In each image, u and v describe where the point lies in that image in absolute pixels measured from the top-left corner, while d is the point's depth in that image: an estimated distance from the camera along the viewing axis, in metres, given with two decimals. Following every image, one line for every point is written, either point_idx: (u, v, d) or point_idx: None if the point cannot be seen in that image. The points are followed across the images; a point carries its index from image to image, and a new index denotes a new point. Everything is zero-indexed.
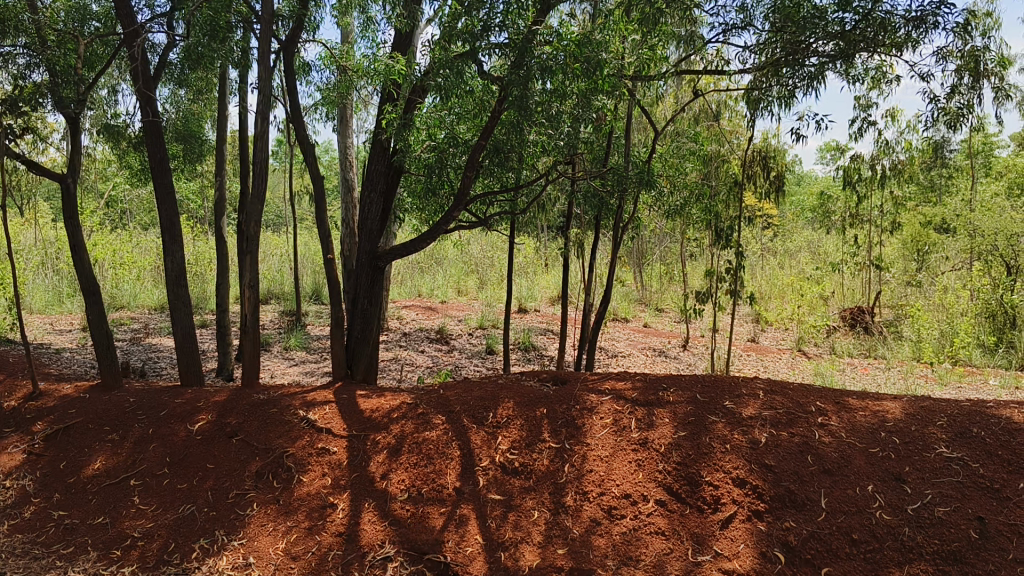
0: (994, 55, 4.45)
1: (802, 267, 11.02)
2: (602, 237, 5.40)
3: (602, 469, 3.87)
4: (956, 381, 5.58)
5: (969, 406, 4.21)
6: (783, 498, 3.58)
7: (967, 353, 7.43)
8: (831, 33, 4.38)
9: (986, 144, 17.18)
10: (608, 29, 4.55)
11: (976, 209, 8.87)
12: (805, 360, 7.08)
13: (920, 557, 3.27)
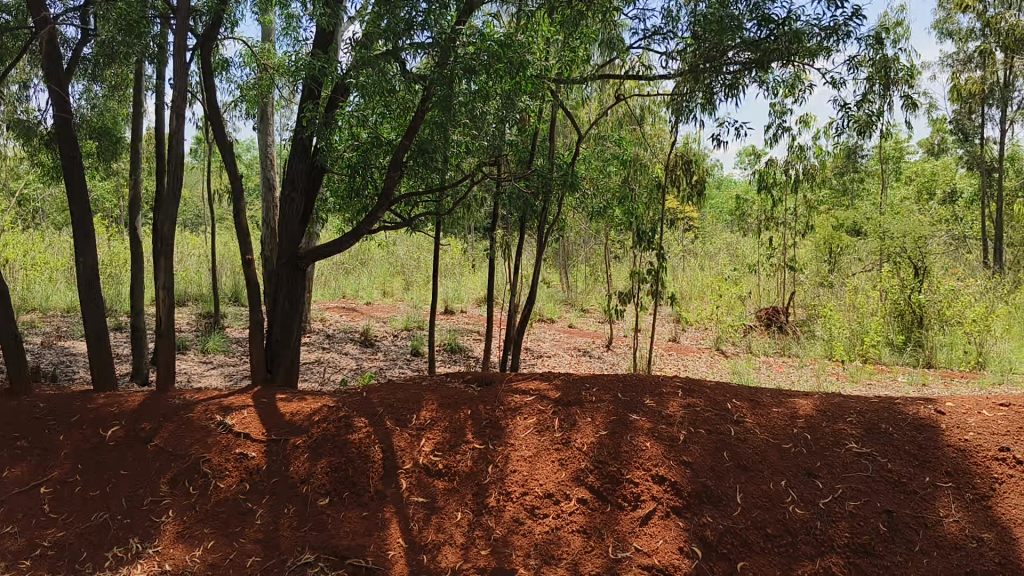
0: (901, 65, 4.63)
1: (721, 268, 11.27)
2: (526, 238, 5.41)
3: (524, 469, 3.88)
4: (867, 378, 5.78)
5: (878, 402, 4.36)
6: (701, 494, 3.65)
7: (877, 351, 7.71)
8: (748, 42, 4.49)
9: (895, 150, 17.85)
10: (531, 31, 4.57)
11: (886, 213, 9.20)
12: (723, 359, 7.24)
13: (831, 550, 3.39)
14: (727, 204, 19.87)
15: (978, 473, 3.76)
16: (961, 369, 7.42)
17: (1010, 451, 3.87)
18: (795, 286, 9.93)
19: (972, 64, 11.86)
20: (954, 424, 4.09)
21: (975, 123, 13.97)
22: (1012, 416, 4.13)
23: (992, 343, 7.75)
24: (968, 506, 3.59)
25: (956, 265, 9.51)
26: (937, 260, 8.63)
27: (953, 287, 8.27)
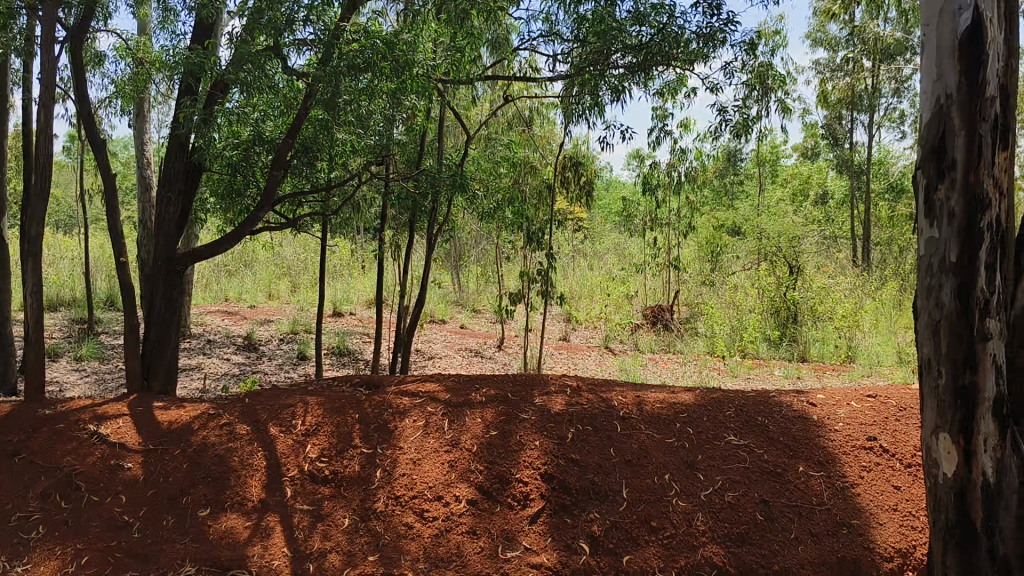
0: (777, 73, 4.81)
1: (609, 267, 11.49)
2: (415, 238, 5.36)
3: (413, 472, 3.84)
4: (746, 373, 5.99)
5: (755, 395, 4.52)
6: (588, 490, 3.71)
7: (755, 347, 8.01)
8: (630, 46, 4.58)
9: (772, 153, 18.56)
10: (417, 30, 4.52)
11: (763, 214, 9.56)
12: (611, 357, 7.37)
13: (712, 540, 3.49)
14: (614, 206, 20.28)
15: (847, 462, 3.95)
16: (831, 363, 7.80)
17: (875, 440, 4.08)
18: (680, 285, 10.19)
19: (840, 73, 12.49)
20: (825, 415, 4.28)
21: (843, 128, 14.71)
22: (878, 406, 4.35)
23: (860, 337, 8.19)
24: (838, 493, 3.78)
25: (827, 264, 10.00)
26: (810, 259, 9.06)
27: (825, 285, 8.69)
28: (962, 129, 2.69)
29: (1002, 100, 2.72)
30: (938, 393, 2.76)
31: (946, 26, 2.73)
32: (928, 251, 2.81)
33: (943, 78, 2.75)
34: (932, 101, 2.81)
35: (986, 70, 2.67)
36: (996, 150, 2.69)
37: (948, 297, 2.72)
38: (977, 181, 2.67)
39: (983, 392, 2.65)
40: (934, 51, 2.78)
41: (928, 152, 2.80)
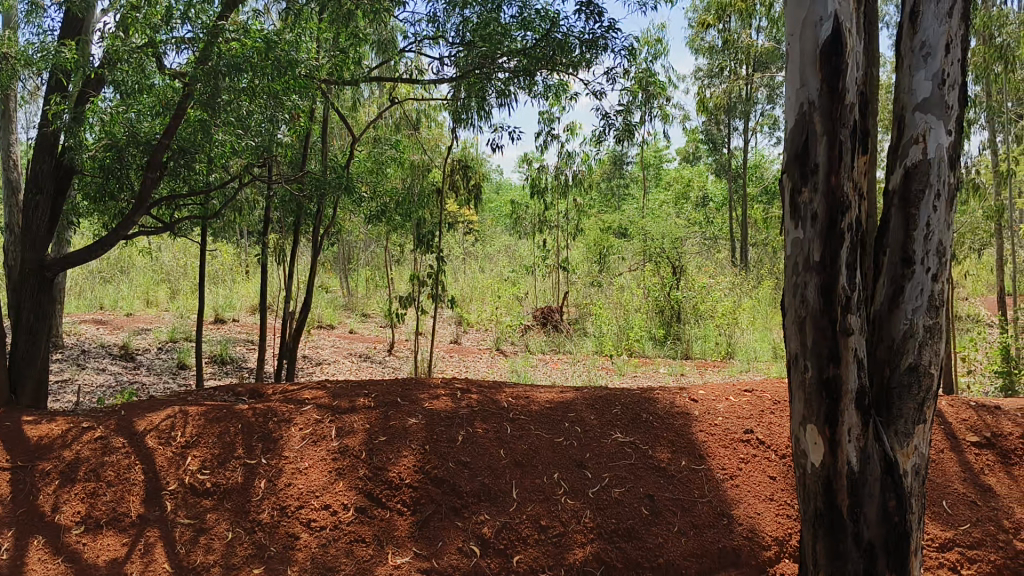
0: (659, 80, 4.94)
1: (500, 269, 11.54)
2: (300, 242, 5.26)
3: (300, 482, 3.76)
4: (633, 371, 6.12)
5: (641, 393, 4.62)
6: (478, 493, 3.73)
7: (641, 345, 8.20)
8: (515, 50, 4.62)
9: (656, 158, 19.06)
10: (299, 29, 4.44)
11: (647, 216, 9.81)
12: (502, 358, 7.41)
13: (599, 537, 3.56)
14: (502, 208, 20.38)
15: (727, 455, 4.09)
16: (713, 359, 8.19)
17: (753, 433, 4.24)
18: (569, 287, 10.33)
19: (718, 80, 12.93)
20: (706, 410, 4.41)
21: (722, 133, 15.24)
22: (755, 399, 4.51)
23: (739, 334, 8.52)
24: (718, 486, 3.91)
25: (709, 265, 10.34)
26: (691, 260, 9.33)
27: (705, 285, 8.90)
28: (824, 134, 2.83)
29: (860, 107, 2.87)
30: (806, 386, 2.88)
31: (809, 36, 2.87)
32: (795, 251, 2.93)
33: (806, 85, 2.89)
34: (797, 107, 2.93)
35: (846, 78, 2.81)
36: (854, 154, 2.84)
37: (814, 294, 2.85)
38: (839, 183, 2.82)
39: (846, 385, 2.80)
40: (797, 60, 2.91)
41: (793, 156, 2.93)
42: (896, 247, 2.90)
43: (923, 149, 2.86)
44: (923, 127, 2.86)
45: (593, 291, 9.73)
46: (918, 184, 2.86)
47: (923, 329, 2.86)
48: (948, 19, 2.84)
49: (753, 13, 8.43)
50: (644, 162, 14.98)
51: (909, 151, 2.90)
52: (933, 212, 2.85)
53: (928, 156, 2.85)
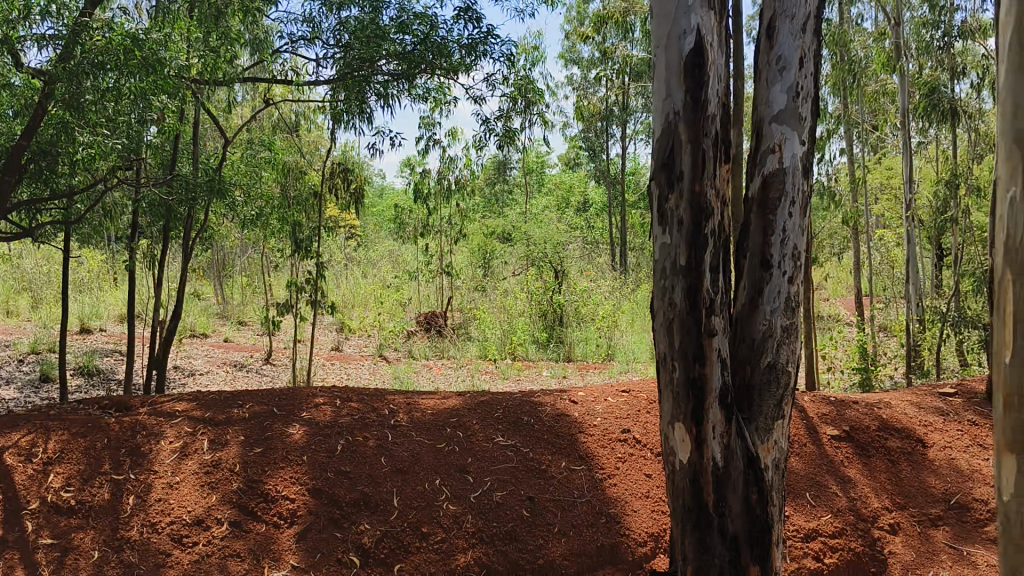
0: (537, 87, 5.00)
1: (382, 274, 11.43)
2: (171, 248, 5.08)
3: (171, 497, 3.63)
4: (516, 375, 6.19)
5: (522, 396, 4.66)
6: (358, 502, 3.70)
7: (524, 349, 8.30)
8: (394, 53, 4.59)
9: (538, 164, 19.38)
10: (168, 28, 4.30)
11: (529, 221, 9.98)
12: (384, 365, 7.37)
13: (481, 541, 3.60)
14: (382, 212, 20.21)
15: (605, 455, 4.18)
16: (594, 361, 8.35)
17: (630, 432, 4.34)
18: (453, 291, 10.37)
19: (595, 88, 13.20)
20: (584, 412, 4.49)
21: (600, 140, 15.57)
22: (632, 399, 4.62)
23: (618, 336, 8.75)
24: (596, 485, 3.99)
25: (590, 269, 10.53)
26: (572, 263, 9.69)
27: (586, 289, 9.37)
28: (688, 143, 2.94)
29: (721, 117, 2.99)
30: (673, 385, 2.98)
31: (673, 48, 2.96)
32: (662, 255, 3.03)
33: (671, 96, 2.98)
34: (662, 117, 3.03)
35: (707, 90, 2.93)
36: (716, 163, 2.96)
37: (680, 297, 2.95)
38: (702, 190, 2.93)
39: (710, 383, 2.91)
40: (662, 71, 3.01)
41: (659, 164, 3.02)
42: (755, 252, 3.04)
43: (779, 158, 3.00)
44: (779, 137, 3.01)
45: (477, 295, 9.76)
46: (775, 191, 3.00)
47: (780, 329, 3.00)
48: (802, 35, 3.00)
49: (628, 24, 8.67)
50: (526, 168, 15.12)
51: (766, 160, 3.04)
52: (788, 218, 3.01)
53: (784, 165, 3.00)
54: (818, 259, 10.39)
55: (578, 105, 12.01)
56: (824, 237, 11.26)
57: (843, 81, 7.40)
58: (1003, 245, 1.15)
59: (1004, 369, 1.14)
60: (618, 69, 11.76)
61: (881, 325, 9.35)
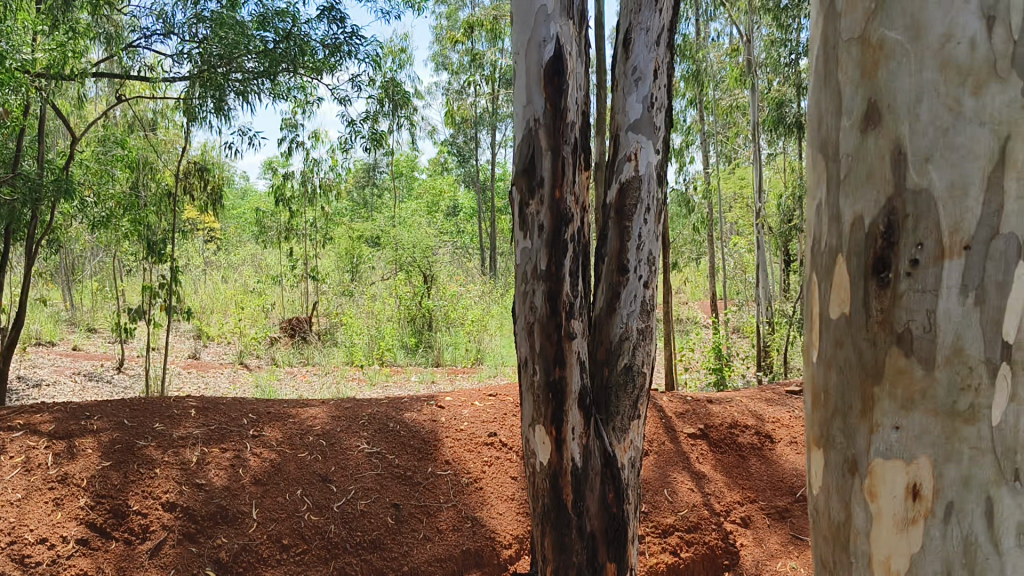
0: (403, 90, 5.00)
1: (244, 278, 11.08)
2: (11, 251, 4.76)
3: (11, 515, 3.42)
4: (383, 381, 6.13)
5: (387, 402, 4.60)
6: (215, 515, 3.60)
7: (392, 355, 8.22)
8: (257, 52, 4.55)
9: (406, 168, 19.30)
10: (7, 18, 4.04)
11: (397, 226, 9.95)
12: (246, 372, 7.15)
13: (344, 551, 3.59)
14: (242, 215, 19.56)
15: (471, 459, 4.19)
16: (463, 365, 8.35)
17: (496, 435, 4.36)
18: (319, 296, 10.18)
19: (464, 94, 13.25)
20: (451, 416, 4.48)
21: (469, 146, 15.65)
22: (499, 403, 4.64)
23: (486, 341, 8.81)
24: (461, 489, 4.00)
25: (458, 274, 10.56)
26: (442, 268, 9.71)
27: (455, 293, 9.41)
28: (549, 150, 2.97)
29: (580, 125, 3.04)
30: (534, 389, 3.01)
31: (532, 56, 2.99)
32: (524, 260, 3.06)
33: (531, 103, 3.00)
34: (523, 123, 3.04)
35: (567, 98, 2.98)
36: (575, 169, 3.01)
37: (540, 301, 2.98)
38: (562, 197, 2.97)
39: (570, 385, 2.95)
40: (523, 77, 3.02)
41: (520, 170, 3.04)
42: (612, 257, 3.12)
43: (635, 166, 3.09)
44: (635, 146, 3.10)
45: (344, 299, 9.61)
46: (632, 199, 3.09)
47: (636, 331, 3.09)
48: (656, 48, 3.11)
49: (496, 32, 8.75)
50: (394, 172, 15.01)
51: (622, 167, 3.12)
52: (644, 224, 3.10)
53: (639, 173, 3.09)
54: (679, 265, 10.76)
55: (447, 110, 12.05)
56: (684, 243, 11.69)
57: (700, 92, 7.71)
58: (810, 248, 1.23)
59: (813, 368, 1.22)
60: (486, 75, 11.85)
61: (735, 328, 9.77)
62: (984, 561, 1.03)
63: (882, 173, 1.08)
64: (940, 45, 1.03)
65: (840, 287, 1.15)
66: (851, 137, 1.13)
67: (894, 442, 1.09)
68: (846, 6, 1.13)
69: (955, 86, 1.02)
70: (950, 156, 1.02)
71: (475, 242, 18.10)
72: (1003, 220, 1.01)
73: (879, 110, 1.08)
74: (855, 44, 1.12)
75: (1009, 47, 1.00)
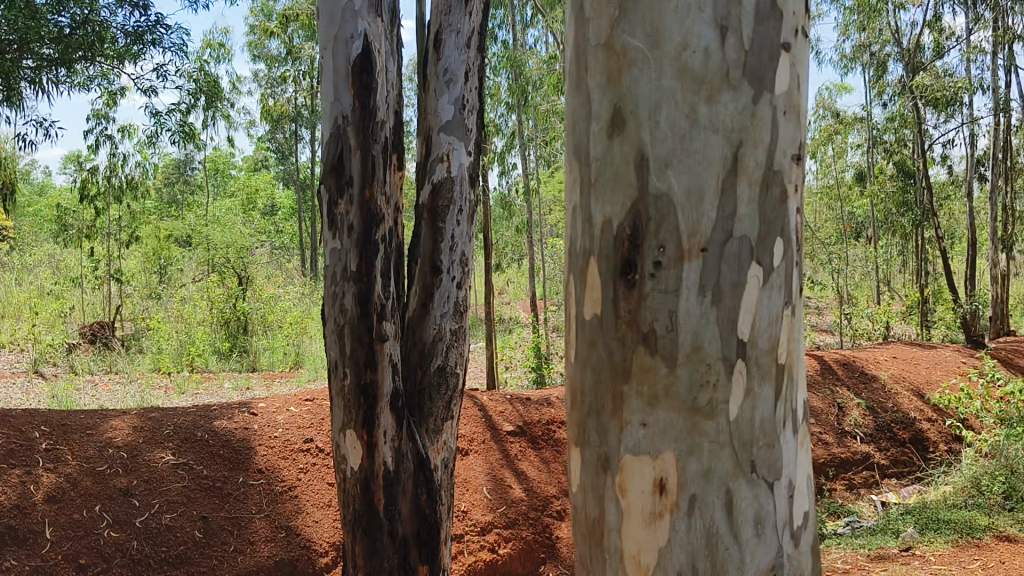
0: (215, 83, 4.83)
1: (39, 280, 10.26)
2: None
3: None
4: (194, 388, 5.87)
5: (196, 410, 4.35)
6: (2, 536, 3.36)
7: (203, 360, 7.88)
8: (52, 38, 4.25)
9: (221, 164, 18.60)
10: None
11: (208, 225, 9.56)
12: (39, 382, 6.61)
13: (149, 568, 3.47)
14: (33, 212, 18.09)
15: (286, 467, 4.11)
16: (280, 370, 8.26)
17: (313, 441, 4.29)
18: (124, 299, 9.57)
19: (281, 89, 12.85)
20: (265, 423, 4.33)
21: (289, 143, 15.25)
22: (315, 408, 4.53)
23: (306, 345, 8.80)
24: (275, 499, 3.94)
25: (276, 275, 10.47)
26: (258, 269, 9.41)
27: (271, 295, 9.20)
28: (357, 149, 2.81)
29: (391, 125, 2.94)
30: (345, 393, 2.85)
31: (339, 52, 2.82)
32: (332, 261, 2.86)
33: (339, 101, 2.83)
34: (330, 121, 2.85)
35: (376, 97, 2.84)
36: (384, 169, 2.89)
37: (351, 304, 2.81)
38: (372, 197, 2.84)
39: (382, 388, 2.83)
40: (330, 74, 2.84)
41: (327, 169, 2.85)
42: (425, 258, 3.07)
43: (447, 167, 3.07)
44: (447, 148, 3.08)
45: (151, 303, 9.07)
46: (444, 200, 3.07)
47: (449, 332, 3.06)
48: (466, 50, 3.10)
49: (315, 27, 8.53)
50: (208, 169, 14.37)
51: (434, 169, 3.08)
52: (457, 225, 3.09)
53: (451, 174, 3.08)
54: (500, 265, 10.90)
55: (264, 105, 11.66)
56: (506, 243, 11.86)
57: (521, 98, 7.82)
58: (566, 251, 1.25)
59: (571, 370, 1.23)
60: (305, 72, 11.55)
61: (554, 327, 10.02)
62: (725, 550, 1.10)
63: (628, 177, 1.11)
64: (677, 53, 1.07)
65: (592, 287, 1.16)
66: (599, 141, 1.15)
67: (641, 438, 1.11)
68: (593, 13, 1.15)
69: (691, 94, 1.06)
70: (687, 163, 1.07)
71: (294, 242, 17.70)
72: (736, 225, 1.09)
73: (624, 115, 1.10)
74: (601, 50, 1.13)
75: (740, 57, 1.07)
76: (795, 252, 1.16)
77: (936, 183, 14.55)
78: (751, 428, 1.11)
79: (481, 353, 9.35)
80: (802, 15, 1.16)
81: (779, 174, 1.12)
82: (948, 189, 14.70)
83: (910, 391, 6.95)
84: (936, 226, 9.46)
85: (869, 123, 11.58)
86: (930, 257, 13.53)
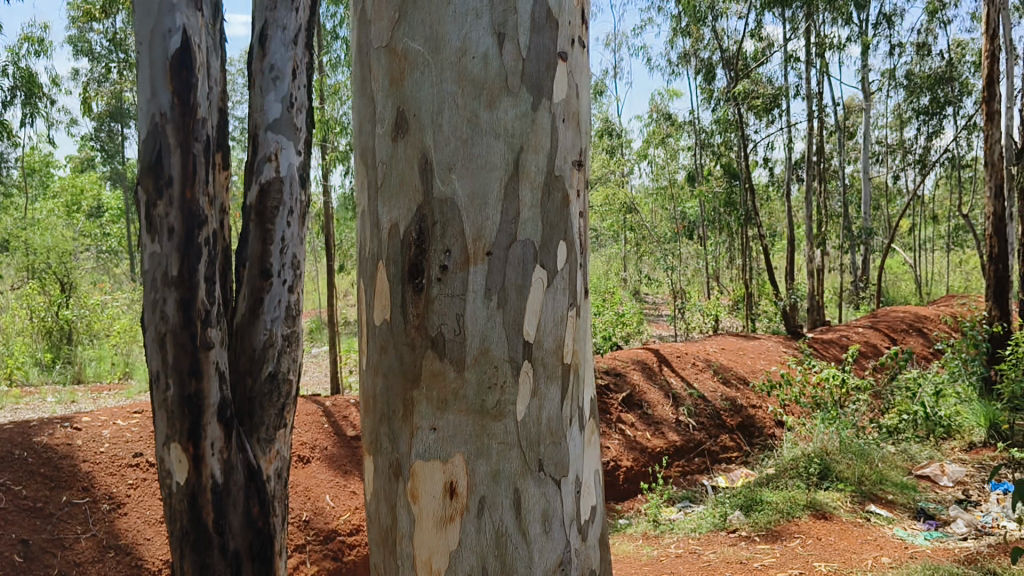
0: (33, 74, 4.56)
1: None
2: None
3: None
4: (13, 404, 5.50)
5: (11, 427, 4.04)
6: None
7: (23, 373, 7.44)
8: None
9: (40, 163, 17.53)
10: None
11: (25, 230, 9.03)
12: None
13: None
14: None
15: (114, 483, 3.91)
16: (109, 381, 7.92)
17: (142, 456, 4.10)
18: None
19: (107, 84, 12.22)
20: (89, 438, 4.09)
21: (116, 142, 14.53)
22: (144, 421, 4.32)
23: (135, 351, 8.62)
24: (102, 518, 3.74)
25: (103, 282, 10.02)
26: (81, 275, 8.99)
27: (98, 303, 8.81)
28: (176, 147, 2.68)
29: (212, 123, 2.82)
30: (167, 404, 2.71)
31: (154, 47, 2.67)
32: (151, 265, 2.71)
33: (155, 97, 2.68)
34: (146, 119, 2.70)
35: (196, 94, 2.73)
36: (207, 169, 2.77)
37: (173, 311, 2.69)
38: (194, 197, 2.72)
39: (208, 399, 2.72)
40: (144, 70, 2.69)
41: (143, 168, 2.70)
42: (254, 261, 2.98)
43: (276, 167, 3.00)
44: (275, 147, 3.00)
45: None
46: (273, 201, 2.99)
47: (281, 337, 2.98)
48: (293, 46, 3.03)
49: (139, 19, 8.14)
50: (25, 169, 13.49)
51: (262, 168, 3.00)
52: (286, 227, 3.02)
53: (280, 174, 3.00)
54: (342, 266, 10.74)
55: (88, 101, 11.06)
56: (349, 245, 11.74)
57: None
58: (356, 257, 1.23)
59: (363, 377, 1.21)
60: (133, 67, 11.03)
61: None
62: (514, 549, 1.11)
63: (412, 181, 1.10)
64: (457, 58, 1.07)
65: (381, 294, 1.15)
66: (384, 144, 1.14)
67: (431, 442, 1.10)
68: (373, 15, 1.14)
69: (472, 99, 1.07)
70: (470, 167, 1.07)
71: None
72: (520, 228, 1.11)
73: (407, 118, 1.10)
74: (382, 52, 1.13)
75: (518, 64, 1.09)
76: (578, 255, 1.20)
77: (758, 184, 15.43)
78: (539, 426, 1.13)
79: (323, 357, 9.21)
80: (578, 26, 1.20)
81: (561, 179, 1.15)
82: (770, 190, 15.63)
83: (739, 379, 7.31)
84: (759, 225, 10.04)
85: (698, 126, 12.15)
86: (754, 253, 14.36)
